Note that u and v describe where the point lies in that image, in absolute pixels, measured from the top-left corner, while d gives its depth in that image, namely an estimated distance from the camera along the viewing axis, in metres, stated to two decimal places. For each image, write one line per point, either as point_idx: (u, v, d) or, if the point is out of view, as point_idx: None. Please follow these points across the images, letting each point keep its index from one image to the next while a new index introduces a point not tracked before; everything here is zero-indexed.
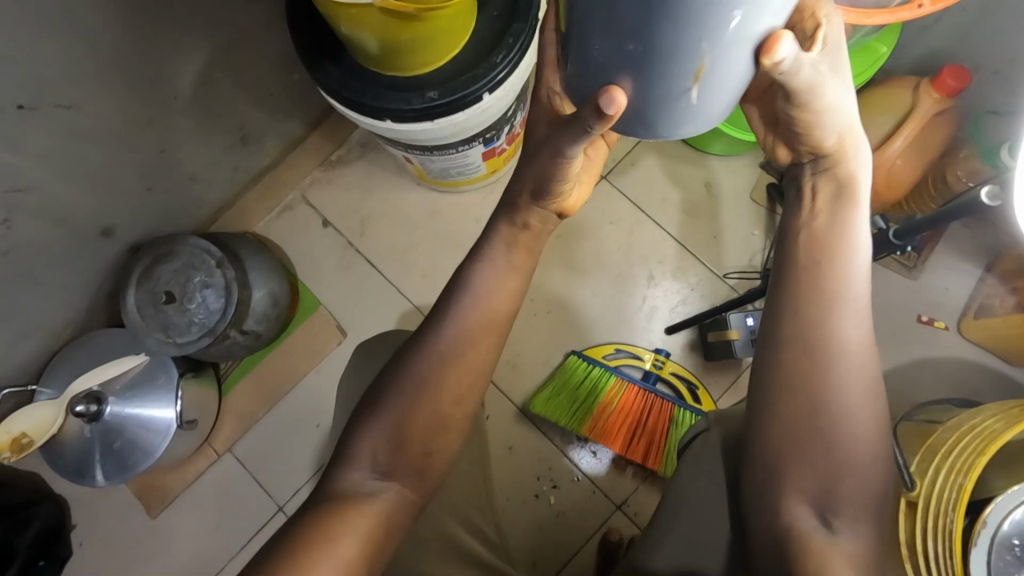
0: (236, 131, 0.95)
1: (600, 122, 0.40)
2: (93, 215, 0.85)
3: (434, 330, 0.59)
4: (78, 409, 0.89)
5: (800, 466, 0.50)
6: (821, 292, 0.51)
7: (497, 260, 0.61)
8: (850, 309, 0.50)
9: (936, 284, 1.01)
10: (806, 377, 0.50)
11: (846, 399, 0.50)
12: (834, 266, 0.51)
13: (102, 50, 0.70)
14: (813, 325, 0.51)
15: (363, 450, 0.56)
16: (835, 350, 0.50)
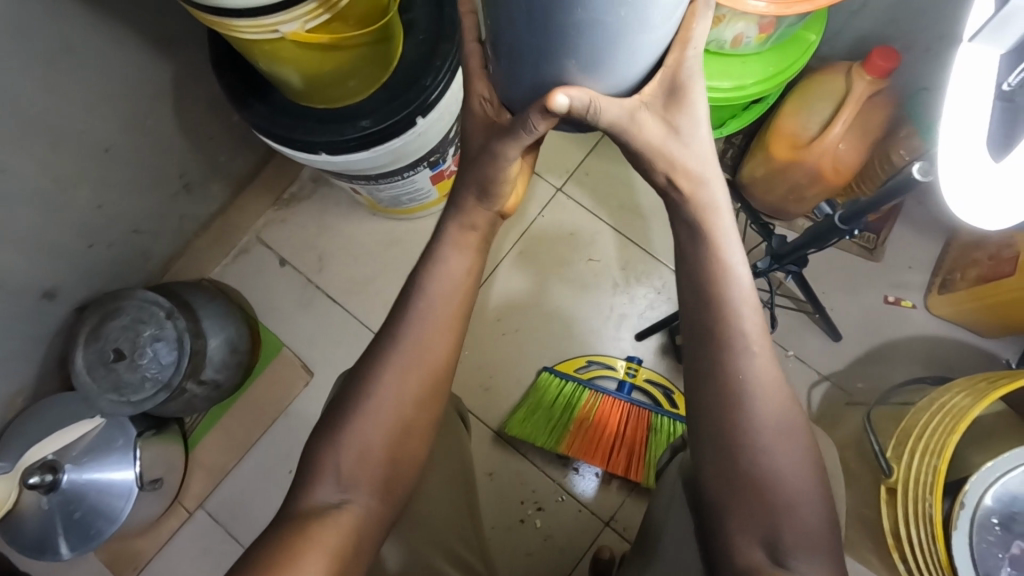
0: (178, 178, 0.93)
1: (543, 118, 0.45)
2: (32, 280, 0.82)
3: (391, 339, 0.57)
4: (32, 480, 0.86)
5: (736, 495, 0.47)
6: (716, 310, 0.50)
7: (445, 263, 0.59)
8: (745, 326, 0.50)
9: (898, 263, 1.01)
10: (722, 392, 0.49)
11: (764, 411, 0.48)
12: (718, 281, 0.50)
13: (21, 110, 0.68)
14: (712, 343, 0.50)
15: (319, 476, 0.53)
16: (742, 363, 0.49)
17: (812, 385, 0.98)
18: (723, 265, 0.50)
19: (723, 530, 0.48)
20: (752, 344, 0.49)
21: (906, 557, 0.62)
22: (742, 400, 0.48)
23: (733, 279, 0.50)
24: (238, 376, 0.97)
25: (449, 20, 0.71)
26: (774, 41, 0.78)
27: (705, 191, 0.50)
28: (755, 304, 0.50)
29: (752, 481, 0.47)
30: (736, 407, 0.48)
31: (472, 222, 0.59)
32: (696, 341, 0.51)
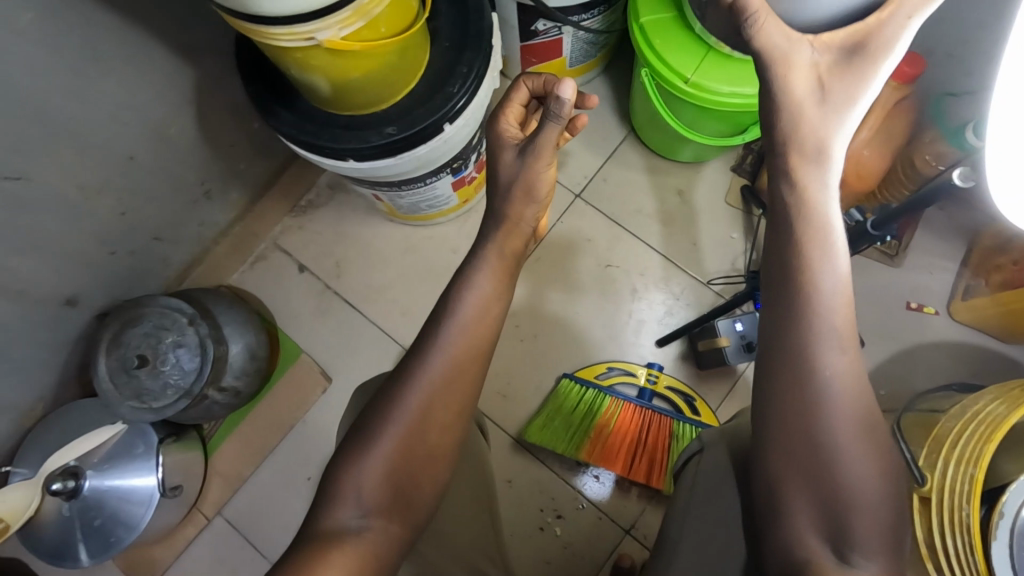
0: (199, 186, 0.93)
1: (561, 106, 0.55)
2: (55, 287, 0.82)
3: (419, 358, 0.56)
4: (55, 486, 0.86)
5: (806, 479, 0.47)
6: (803, 295, 0.48)
7: (479, 286, 0.59)
8: (832, 316, 0.48)
9: (920, 269, 1.01)
10: (801, 384, 0.48)
11: (843, 407, 0.47)
12: (815, 268, 0.48)
13: (48, 117, 0.68)
14: (799, 332, 0.48)
15: (347, 487, 0.52)
16: (825, 357, 0.48)
17: None
18: (820, 254, 0.48)
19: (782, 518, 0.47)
20: (837, 338, 0.48)
21: (940, 565, 0.60)
22: (821, 395, 0.47)
23: (830, 267, 0.48)
24: (257, 382, 0.97)
25: (476, 28, 0.71)
26: None
27: (818, 165, 0.49)
28: (844, 297, 0.49)
29: (820, 472, 0.46)
30: (812, 400, 0.47)
31: (505, 244, 0.61)
32: (774, 330, 0.50)
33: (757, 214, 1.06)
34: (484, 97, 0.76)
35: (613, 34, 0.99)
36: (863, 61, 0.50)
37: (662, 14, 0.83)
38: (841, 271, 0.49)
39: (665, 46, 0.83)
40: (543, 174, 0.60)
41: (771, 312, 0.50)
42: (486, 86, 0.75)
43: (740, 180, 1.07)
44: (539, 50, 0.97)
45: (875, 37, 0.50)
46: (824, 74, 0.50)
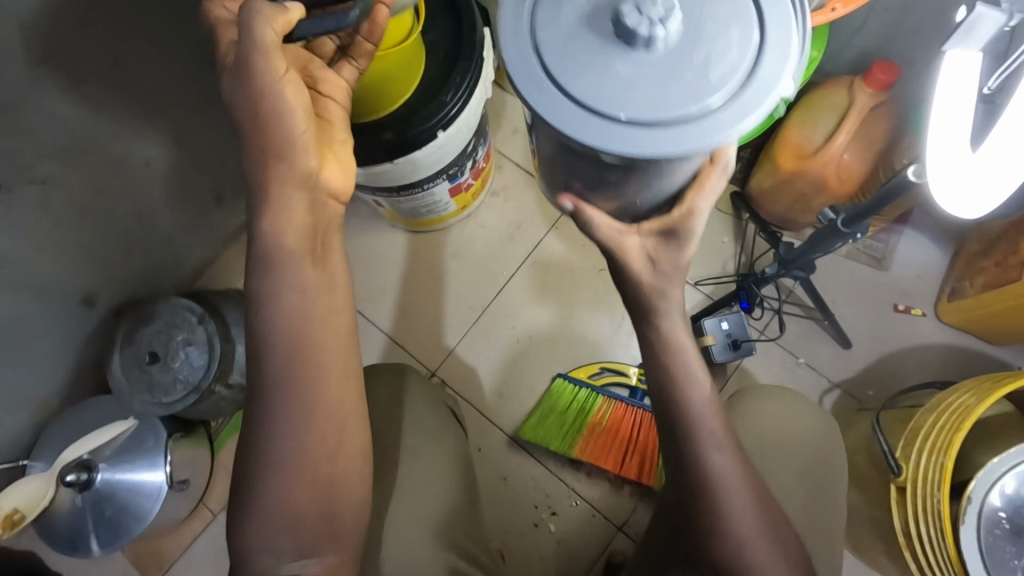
0: (211, 192, 0.98)
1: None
2: (74, 285, 0.87)
3: (265, 397, 0.55)
4: (69, 478, 0.89)
5: (720, 556, 0.59)
6: (681, 407, 0.60)
7: (291, 286, 0.55)
8: (708, 422, 0.60)
9: (908, 273, 1.02)
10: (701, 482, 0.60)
11: (734, 493, 0.59)
12: (685, 387, 0.60)
13: (73, 127, 0.73)
14: (687, 440, 0.60)
15: (254, 547, 0.54)
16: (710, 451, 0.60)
17: (822, 393, 1.00)
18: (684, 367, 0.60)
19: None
20: (715, 436, 0.60)
21: (916, 554, 0.63)
22: (714, 485, 0.59)
23: (694, 383, 0.60)
24: None
25: (469, 40, 0.76)
26: None
27: (661, 296, 0.57)
28: (713, 404, 0.61)
29: (728, 547, 0.59)
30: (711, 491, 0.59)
31: (295, 203, 0.54)
32: (668, 438, 0.62)
33: (746, 218, 1.07)
34: (477, 105, 0.81)
35: None
36: (679, 244, 0.53)
37: None
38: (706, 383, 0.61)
39: None
40: (271, 44, 0.49)
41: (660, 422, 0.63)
42: (478, 95, 0.80)
43: (730, 186, 1.09)
44: None
45: (682, 222, 0.52)
46: (652, 247, 0.54)
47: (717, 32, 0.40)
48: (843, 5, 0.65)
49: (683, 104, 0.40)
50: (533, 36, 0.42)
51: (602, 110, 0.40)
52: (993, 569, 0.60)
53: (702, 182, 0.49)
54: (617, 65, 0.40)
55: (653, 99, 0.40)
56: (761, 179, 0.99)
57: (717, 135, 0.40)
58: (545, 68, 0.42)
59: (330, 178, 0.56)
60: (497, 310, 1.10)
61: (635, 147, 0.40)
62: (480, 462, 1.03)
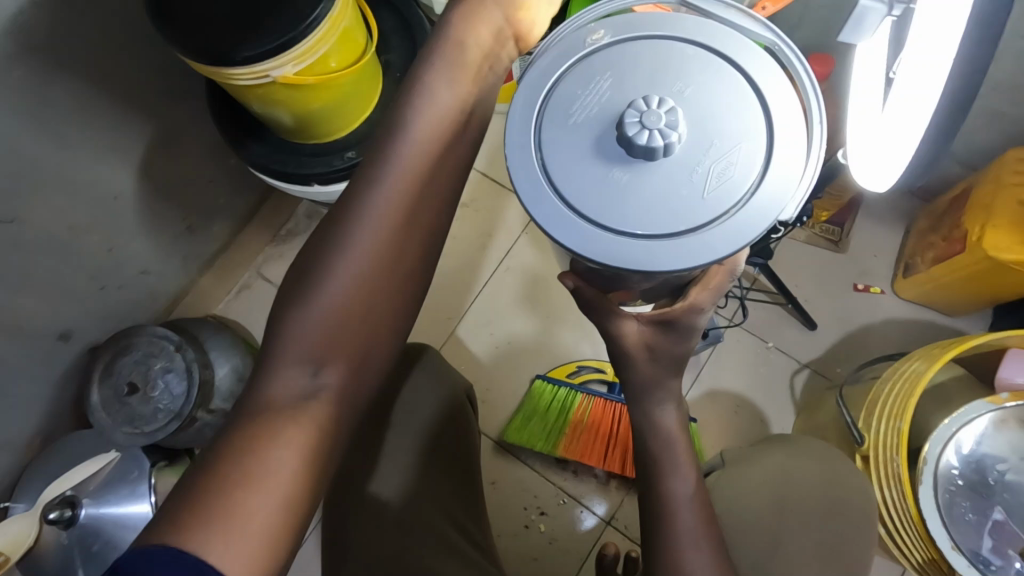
0: (183, 220, 0.99)
1: None
2: (50, 322, 0.88)
3: (370, 180, 0.49)
4: (52, 515, 0.89)
5: None
6: (658, 466, 0.58)
7: (430, 97, 0.50)
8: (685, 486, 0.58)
9: (864, 253, 1.07)
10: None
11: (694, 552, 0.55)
12: (671, 450, 0.58)
13: (39, 165, 0.74)
14: (660, 495, 0.57)
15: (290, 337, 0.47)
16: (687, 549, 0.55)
17: (793, 374, 1.03)
18: (671, 459, 0.58)
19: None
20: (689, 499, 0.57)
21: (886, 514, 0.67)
22: (679, 542, 0.56)
23: (678, 452, 0.58)
24: None
25: None
26: None
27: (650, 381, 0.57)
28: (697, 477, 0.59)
29: None
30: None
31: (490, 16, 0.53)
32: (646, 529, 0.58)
33: None
34: None
35: None
36: (676, 335, 0.55)
37: None
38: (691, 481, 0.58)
39: None
40: None
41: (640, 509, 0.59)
42: None
43: None
44: None
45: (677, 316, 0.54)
46: (648, 334, 0.56)
47: (720, 153, 0.44)
48: (772, 3, 0.69)
49: (677, 226, 0.43)
50: (546, 136, 0.46)
51: (603, 222, 0.44)
52: (954, 529, 0.64)
53: (709, 280, 0.54)
54: (618, 172, 0.44)
55: (650, 219, 0.44)
56: None
57: (702, 250, 0.44)
58: (551, 167, 0.45)
59: (524, 23, 0.55)
60: (474, 318, 1.12)
61: (630, 258, 0.43)
62: None
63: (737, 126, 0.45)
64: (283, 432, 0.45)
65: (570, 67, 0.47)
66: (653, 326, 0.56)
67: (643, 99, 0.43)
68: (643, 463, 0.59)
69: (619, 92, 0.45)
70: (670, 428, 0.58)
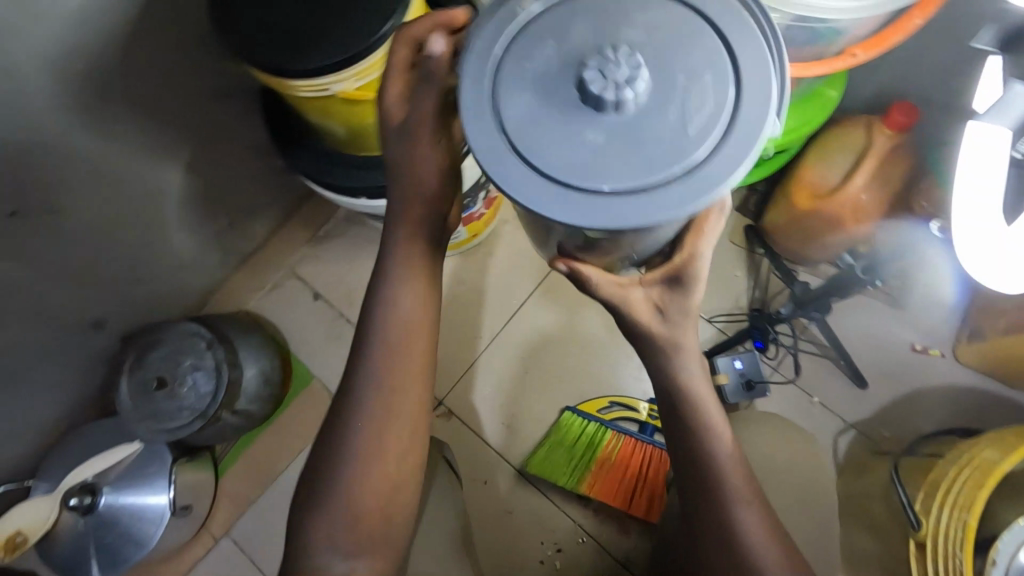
0: (223, 218, 0.98)
1: None
2: (83, 311, 0.88)
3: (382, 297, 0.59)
4: (72, 501, 0.89)
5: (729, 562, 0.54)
6: (689, 419, 0.57)
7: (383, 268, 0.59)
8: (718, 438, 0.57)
9: (926, 311, 1.00)
10: (733, 545, 0.54)
11: (740, 501, 0.55)
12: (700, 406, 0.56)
13: (89, 158, 0.74)
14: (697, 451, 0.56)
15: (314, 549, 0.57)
16: (737, 510, 0.55)
17: (838, 433, 0.97)
18: (699, 417, 0.56)
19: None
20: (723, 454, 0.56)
21: None
22: (722, 496, 0.55)
23: (705, 403, 0.57)
24: (269, 406, 1.00)
25: None
26: (797, 96, 0.80)
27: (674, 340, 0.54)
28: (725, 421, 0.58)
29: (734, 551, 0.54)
30: (741, 558, 0.54)
31: None
32: (687, 490, 0.58)
33: (760, 251, 1.05)
34: None
35: None
36: (684, 290, 0.51)
37: None
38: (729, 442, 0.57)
39: None
40: None
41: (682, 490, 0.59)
42: None
43: (743, 220, 1.08)
44: None
45: (687, 267, 0.50)
46: (655, 293, 0.52)
47: (682, 91, 0.40)
48: (864, 49, 0.64)
49: (656, 171, 0.39)
50: (494, 102, 0.41)
51: (570, 180, 0.39)
52: None
53: (701, 224, 0.49)
54: (587, 132, 0.39)
55: (630, 171, 0.39)
56: (775, 217, 0.97)
57: (697, 197, 0.39)
58: (507, 131, 0.41)
59: None
60: (506, 339, 1.08)
61: (599, 219, 0.39)
62: (487, 494, 1.01)
63: (702, 58, 0.41)
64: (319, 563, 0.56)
65: (510, 25, 0.42)
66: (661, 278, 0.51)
67: (598, 51, 0.39)
68: (675, 425, 0.58)
69: (564, 46, 0.41)
70: (697, 388, 0.56)
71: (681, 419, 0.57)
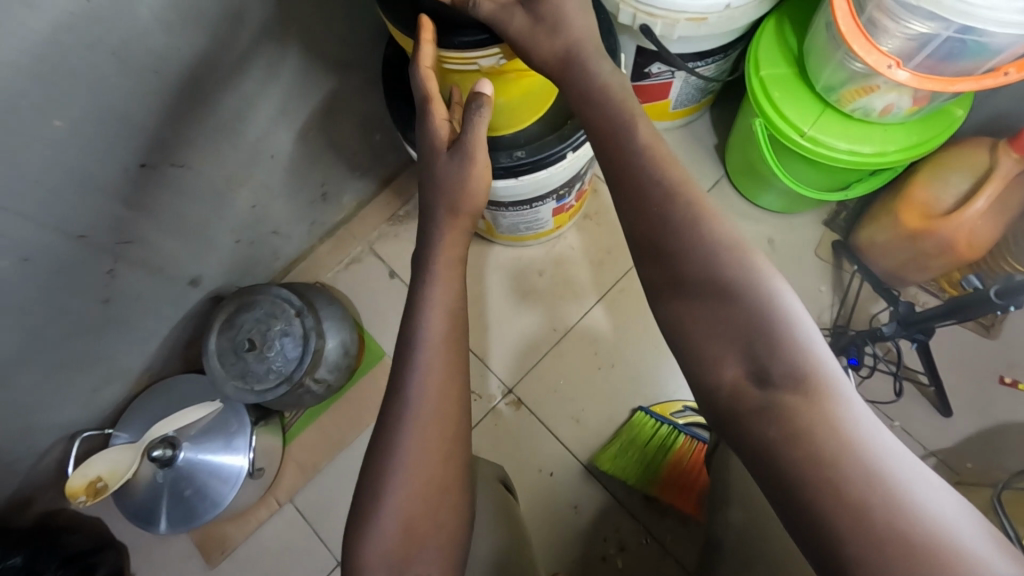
0: (318, 188, 0.99)
1: None
2: (185, 268, 0.90)
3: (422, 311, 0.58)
4: (155, 453, 0.90)
5: (786, 466, 0.39)
6: (706, 290, 0.46)
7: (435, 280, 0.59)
8: (745, 302, 0.44)
9: (1018, 343, 0.98)
10: (710, 295, 0.45)
11: (787, 379, 0.41)
12: (714, 267, 0.46)
13: (219, 119, 0.75)
14: (716, 327, 0.45)
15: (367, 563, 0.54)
16: (710, 249, 0.47)
17: (917, 459, 0.95)
18: (655, 155, 0.51)
19: (724, 396, 0.44)
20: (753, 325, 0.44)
21: None
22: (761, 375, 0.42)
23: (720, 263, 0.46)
24: (345, 378, 1.01)
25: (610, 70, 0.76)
26: (920, 113, 0.79)
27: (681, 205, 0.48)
28: (754, 283, 0.45)
29: (795, 452, 0.39)
30: (723, 309, 0.45)
31: None
32: (649, 261, 0.49)
33: (847, 269, 1.05)
34: None
35: (723, 81, 1.02)
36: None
37: (783, 68, 0.84)
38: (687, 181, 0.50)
39: (785, 99, 0.83)
40: None
41: (683, 340, 0.47)
42: None
43: (832, 235, 1.07)
44: (650, 92, 1.01)
45: None
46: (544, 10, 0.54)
47: None
48: (1018, 69, 0.63)
49: None
50: None
51: None
52: None
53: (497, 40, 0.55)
54: None
55: None
56: (873, 234, 0.97)
57: None
58: None
59: None
60: (580, 333, 1.08)
61: None
62: (551, 487, 1.01)
63: None
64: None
65: None
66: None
67: None
68: (630, 186, 0.50)
69: None
70: (710, 249, 0.46)
71: (632, 177, 0.50)
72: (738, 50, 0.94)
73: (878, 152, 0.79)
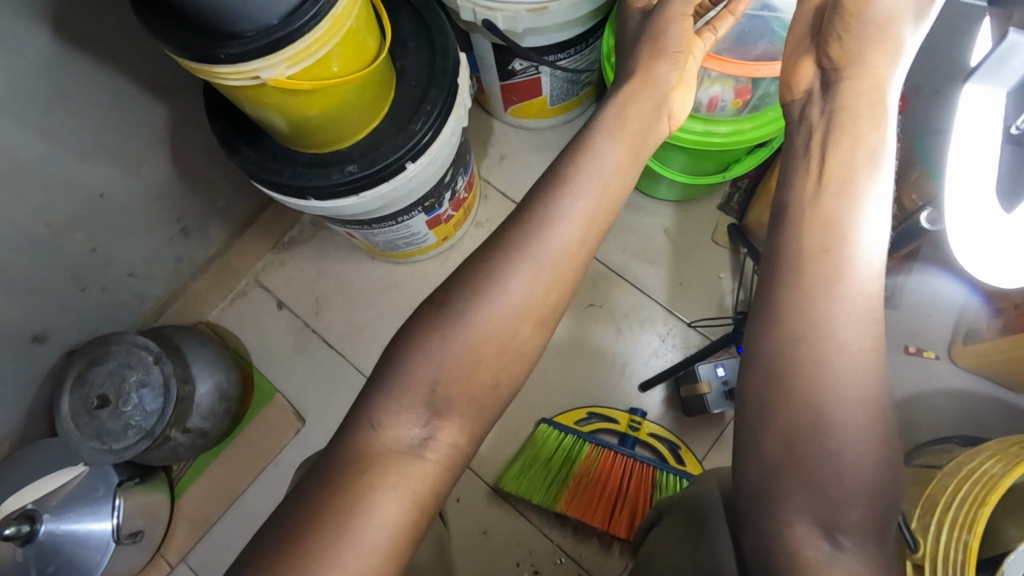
0: (176, 223, 0.93)
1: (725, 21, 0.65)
2: (23, 324, 0.82)
3: (557, 198, 0.56)
4: (8, 531, 0.82)
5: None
6: (807, 406, 0.49)
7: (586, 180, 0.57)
8: (840, 438, 0.48)
9: (920, 310, 0.95)
10: (802, 429, 0.49)
11: (845, 518, 0.47)
12: (836, 392, 0.48)
13: (16, 158, 0.68)
14: (807, 448, 0.48)
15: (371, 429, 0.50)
16: (837, 407, 0.48)
17: None
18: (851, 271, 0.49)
19: (776, 508, 0.49)
20: (834, 457, 0.48)
21: None
22: (822, 507, 0.48)
23: (833, 389, 0.48)
24: (226, 422, 0.94)
25: (440, 66, 0.71)
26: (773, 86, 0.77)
27: (838, 318, 0.49)
28: (854, 424, 0.48)
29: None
30: (815, 452, 0.48)
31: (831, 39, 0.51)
32: (760, 392, 0.51)
33: (743, 252, 1.01)
34: (452, 137, 0.75)
35: (595, 72, 0.98)
36: None
37: None
38: (868, 328, 0.49)
39: None
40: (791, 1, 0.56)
41: (773, 437, 0.50)
42: (453, 125, 0.74)
43: (728, 219, 1.03)
44: (520, 89, 0.97)
45: None
46: None
47: None
48: None
49: None
50: None
51: None
52: None
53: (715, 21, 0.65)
54: None
55: None
56: (760, 214, 0.94)
57: None
58: None
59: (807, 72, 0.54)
60: None
61: None
62: (461, 514, 0.95)
63: None
64: (383, 475, 0.49)
65: None
66: (823, 88, 0.53)
67: None
68: (796, 302, 0.51)
69: None
70: (842, 387, 0.48)
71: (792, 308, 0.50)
72: (600, 39, 0.90)
73: (737, 131, 0.77)
